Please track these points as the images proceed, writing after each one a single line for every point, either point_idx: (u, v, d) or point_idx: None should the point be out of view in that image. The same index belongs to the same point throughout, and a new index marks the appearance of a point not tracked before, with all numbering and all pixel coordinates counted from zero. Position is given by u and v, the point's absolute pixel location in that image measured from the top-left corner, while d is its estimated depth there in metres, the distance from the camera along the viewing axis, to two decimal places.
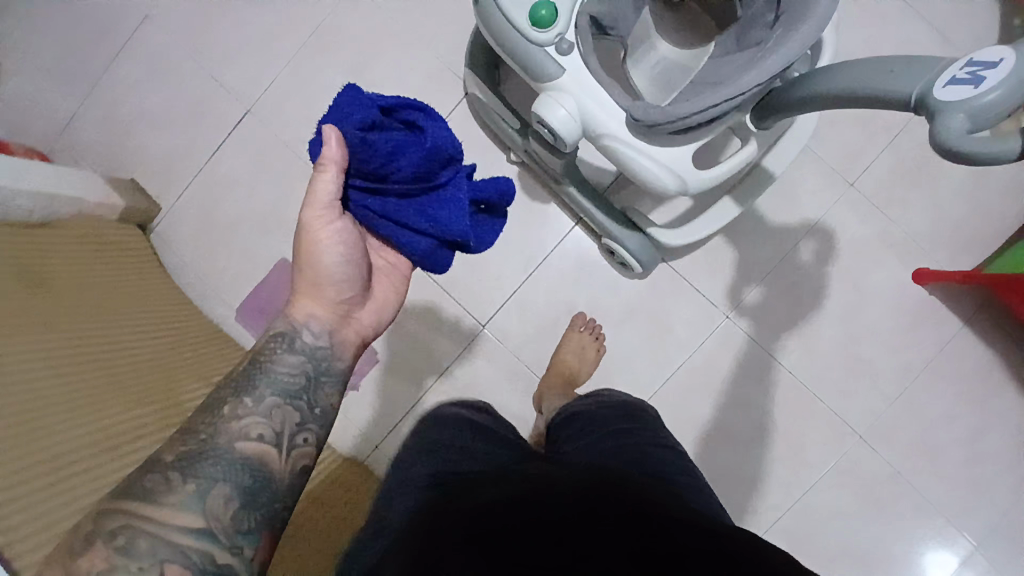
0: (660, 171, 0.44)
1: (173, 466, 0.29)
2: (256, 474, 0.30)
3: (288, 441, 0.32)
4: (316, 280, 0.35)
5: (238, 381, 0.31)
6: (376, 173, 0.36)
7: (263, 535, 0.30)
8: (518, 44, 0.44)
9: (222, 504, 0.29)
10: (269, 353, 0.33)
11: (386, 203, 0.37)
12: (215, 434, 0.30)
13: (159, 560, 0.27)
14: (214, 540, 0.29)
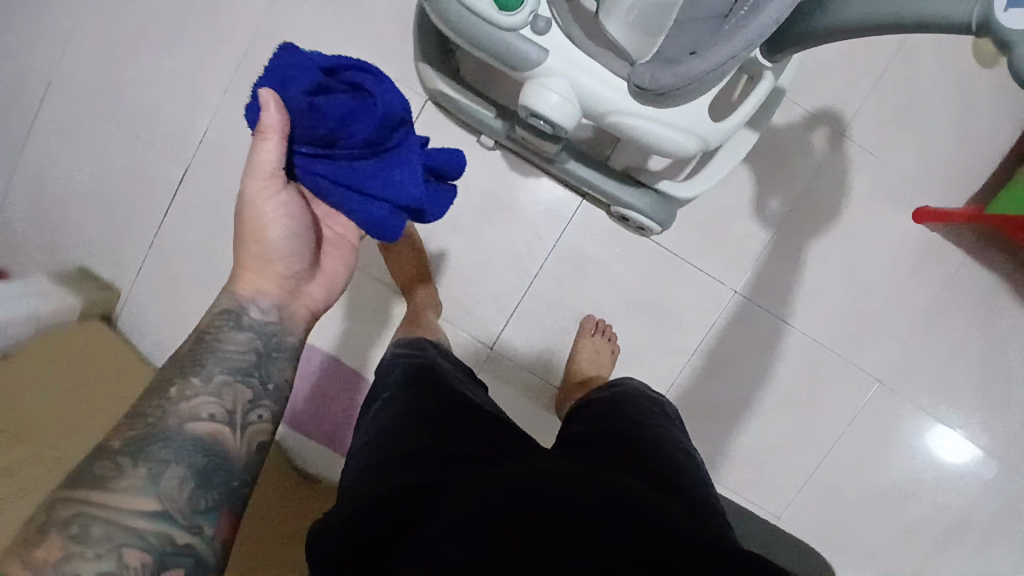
0: (671, 131, 0.44)
1: (123, 450, 0.29)
2: (210, 453, 0.30)
3: (241, 419, 0.32)
4: (263, 255, 0.35)
5: (187, 364, 0.32)
6: (324, 138, 0.33)
7: (222, 513, 0.30)
8: (487, 31, 0.42)
9: (177, 486, 0.29)
10: (219, 332, 0.33)
11: (337, 168, 0.33)
12: (163, 418, 0.30)
13: (116, 545, 0.27)
14: (171, 520, 0.29)
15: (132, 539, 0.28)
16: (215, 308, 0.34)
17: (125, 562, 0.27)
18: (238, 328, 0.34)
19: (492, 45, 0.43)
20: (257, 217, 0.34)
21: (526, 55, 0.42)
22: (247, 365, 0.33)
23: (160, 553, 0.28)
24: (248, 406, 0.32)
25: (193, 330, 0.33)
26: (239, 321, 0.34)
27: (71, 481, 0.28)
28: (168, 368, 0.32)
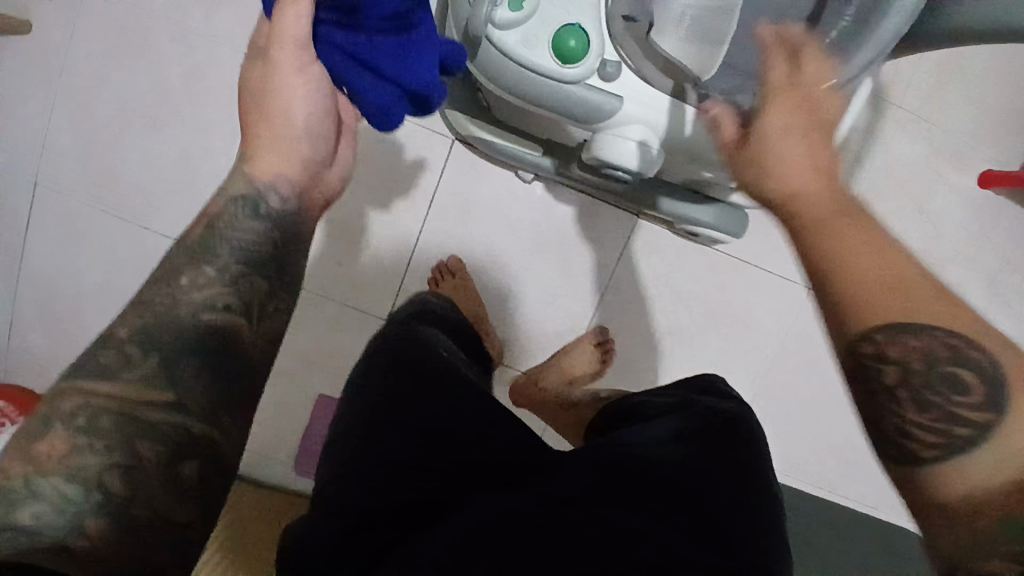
0: None
1: (131, 342, 0.28)
2: (223, 343, 0.29)
3: (256, 310, 0.30)
4: (281, 139, 0.34)
5: (198, 253, 0.30)
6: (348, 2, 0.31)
7: (241, 403, 0.29)
8: (558, 89, 0.43)
9: (192, 376, 0.28)
10: (232, 219, 0.31)
11: (354, 39, 0.31)
12: (175, 308, 0.29)
13: (127, 437, 0.26)
14: (185, 411, 0.27)
15: (141, 429, 0.27)
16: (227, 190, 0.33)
17: (138, 455, 0.27)
18: (250, 216, 0.32)
19: (563, 103, 0.44)
20: (278, 89, 0.33)
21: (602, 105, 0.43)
22: (264, 255, 0.31)
23: (175, 442, 0.27)
24: (264, 297, 0.31)
25: (200, 216, 0.32)
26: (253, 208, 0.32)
27: (78, 370, 0.27)
28: (179, 256, 0.30)
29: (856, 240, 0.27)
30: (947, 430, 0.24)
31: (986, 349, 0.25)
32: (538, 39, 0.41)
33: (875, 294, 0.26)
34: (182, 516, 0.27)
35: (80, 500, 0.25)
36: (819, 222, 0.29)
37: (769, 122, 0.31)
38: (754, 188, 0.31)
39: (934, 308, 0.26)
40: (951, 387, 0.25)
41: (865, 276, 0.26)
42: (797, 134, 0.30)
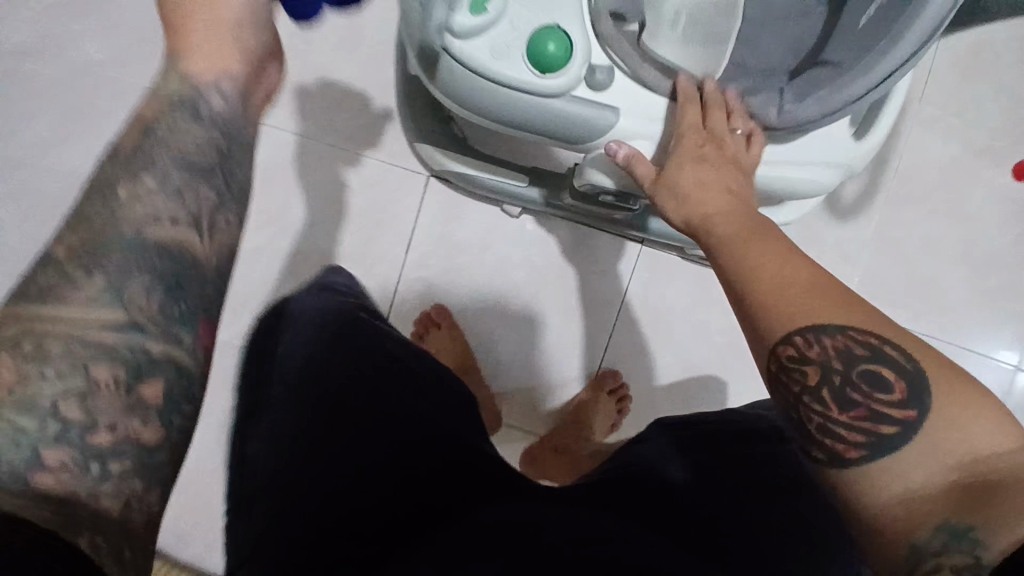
0: (809, 173, 0.52)
1: (71, 262, 0.26)
2: (174, 258, 0.27)
3: (206, 223, 0.28)
4: (214, 30, 0.33)
5: (135, 160, 0.28)
6: None
7: (199, 323, 0.28)
8: (537, 102, 0.47)
9: (143, 295, 0.27)
10: (169, 121, 0.29)
11: None
12: (119, 223, 0.27)
13: (81, 364, 0.25)
14: (141, 333, 0.26)
15: (95, 354, 0.25)
16: (159, 91, 0.30)
17: (94, 378, 0.26)
18: (189, 119, 0.30)
19: (547, 117, 0.48)
20: None
21: (587, 116, 0.48)
22: (208, 161, 0.29)
23: (134, 367, 0.26)
24: (213, 208, 0.29)
25: (132, 120, 0.29)
26: (193, 110, 0.30)
27: (16, 296, 0.25)
28: (116, 165, 0.28)
29: (772, 257, 0.36)
30: (868, 423, 0.31)
31: (903, 352, 0.32)
32: (510, 52, 0.45)
33: (789, 302, 0.34)
34: (149, 438, 0.27)
35: (36, 432, 0.25)
36: (735, 241, 0.39)
37: (680, 158, 0.46)
38: (682, 223, 0.45)
39: (830, 312, 0.33)
40: (869, 382, 0.31)
41: (768, 277, 0.35)
42: (705, 169, 0.45)
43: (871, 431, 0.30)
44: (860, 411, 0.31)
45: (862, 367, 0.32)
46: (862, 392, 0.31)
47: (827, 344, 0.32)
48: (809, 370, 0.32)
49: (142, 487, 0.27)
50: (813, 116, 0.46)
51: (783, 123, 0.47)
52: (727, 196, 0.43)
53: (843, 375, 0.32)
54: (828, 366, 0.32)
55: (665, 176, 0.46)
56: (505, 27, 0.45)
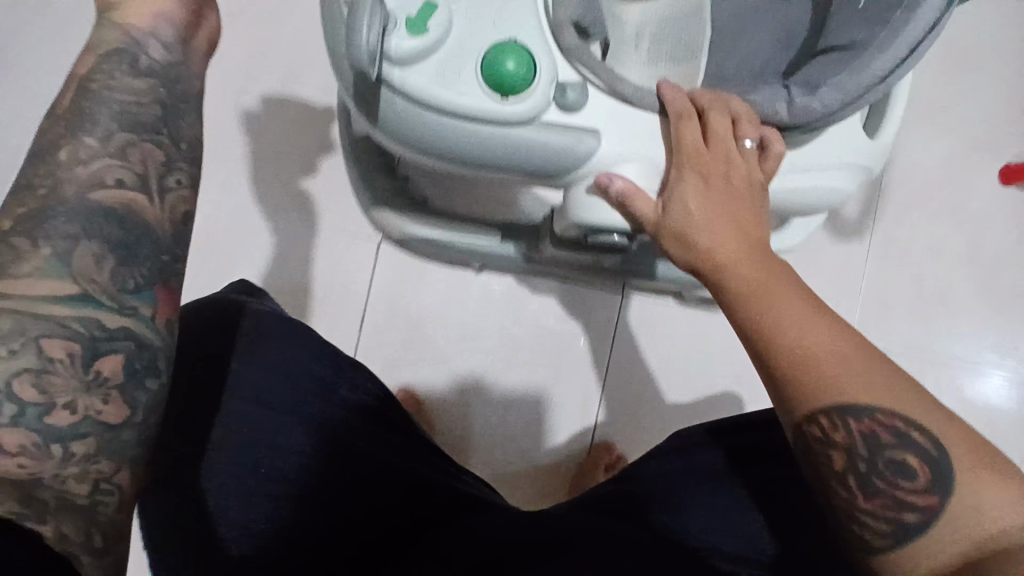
0: (822, 182, 0.45)
1: (16, 233, 0.25)
2: (125, 223, 0.26)
3: (156, 183, 0.27)
4: None
5: (74, 120, 0.27)
6: None
7: (156, 291, 0.26)
8: (500, 133, 0.41)
9: (94, 263, 0.25)
10: (110, 76, 0.28)
11: None
12: (61, 188, 0.25)
13: (31, 339, 0.24)
14: (95, 303, 0.25)
15: (47, 328, 0.24)
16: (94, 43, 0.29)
17: (47, 354, 0.24)
18: (125, 68, 0.28)
19: (515, 153, 0.42)
20: None
21: (562, 148, 0.41)
22: (151, 114, 0.28)
23: (90, 339, 0.25)
24: (162, 167, 0.27)
25: (70, 78, 0.28)
26: (131, 60, 0.28)
27: None
28: (53, 129, 0.26)
29: (784, 320, 0.31)
30: (893, 512, 0.29)
31: (927, 434, 0.28)
32: (460, 77, 0.39)
33: (824, 375, 0.30)
34: (114, 414, 0.25)
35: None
36: (746, 297, 0.34)
37: (683, 185, 0.39)
38: (686, 264, 0.38)
39: (874, 395, 0.29)
40: (897, 468, 0.29)
41: (821, 354, 0.30)
42: (713, 199, 0.38)
43: (894, 521, 0.28)
44: (884, 499, 0.29)
45: (891, 451, 0.29)
46: (890, 481, 0.29)
47: (851, 426, 0.29)
48: (833, 454, 0.30)
49: (110, 467, 0.25)
50: (846, 97, 0.40)
51: (796, 119, 0.41)
52: (744, 238, 0.37)
53: (869, 461, 0.29)
54: (852, 450, 0.29)
55: (666, 212, 0.39)
56: (450, 52, 0.40)
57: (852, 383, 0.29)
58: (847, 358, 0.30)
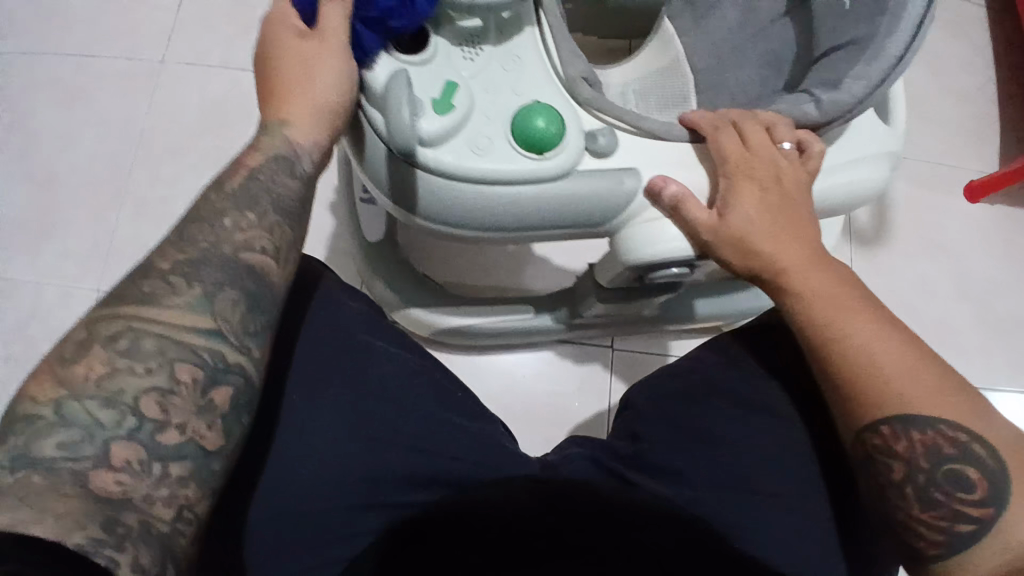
0: (854, 172, 0.57)
1: (173, 272, 0.32)
2: (255, 279, 0.34)
3: (282, 257, 0.36)
4: (301, 100, 0.42)
5: (245, 197, 0.36)
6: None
7: (268, 337, 0.34)
8: (546, 185, 0.52)
9: (231, 307, 0.33)
10: (269, 173, 0.38)
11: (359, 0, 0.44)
12: (218, 244, 0.34)
13: (168, 360, 0.30)
14: (223, 338, 0.32)
15: (181, 353, 0.31)
16: (261, 146, 0.40)
17: (178, 375, 0.31)
18: (284, 173, 0.39)
19: (562, 201, 0.53)
20: (316, 74, 0.42)
21: (605, 187, 0.52)
22: (292, 205, 0.38)
23: (212, 368, 0.32)
24: (289, 244, 0.37)
25: (239, 166, 0.38)
26: (289, 167, 0.40)
27: (121, 300, 0.31)
28: (220, 201, 0.36)
29: (867, 337, 0.45)
30: (948, 518, 0.41)
31: (986, 448, 0.41)
32: (491, 144, 0.51)
33: (895, 390, 0.43)
34: (210, 443, 0.31)
35: (112, 425, 0.29)
36: (814, 305, 0.47)
37: (745, 196, 0.51)
38: (747, 269, 0.51)
39: (943, 407, 0.42)
40: (955, 483, 0.41)
41: (890, 363, 0.44)
42: (771, 216, 0.51)
43: (948, 529, 0.41)
44: (942, 508, 0.41)
45: (950, 466, 0.41)
46: (946, 493, 0.41)
47: (915, 439, 0.42)
48: (894, 463, 0.43)
49: (190, 495, 0.30)
50: (871, 81, 0.51)
51: (825, 117, 0.53)
52: (805, 261, 0.50)
53: (927, 473, 0.42)
54: (912, 459, 0.42)
55: (730, 224, 0.50)
56: (473, 125, 0.51)
57: (910, 368, 0.43)
58: (909, 353, 0.44)
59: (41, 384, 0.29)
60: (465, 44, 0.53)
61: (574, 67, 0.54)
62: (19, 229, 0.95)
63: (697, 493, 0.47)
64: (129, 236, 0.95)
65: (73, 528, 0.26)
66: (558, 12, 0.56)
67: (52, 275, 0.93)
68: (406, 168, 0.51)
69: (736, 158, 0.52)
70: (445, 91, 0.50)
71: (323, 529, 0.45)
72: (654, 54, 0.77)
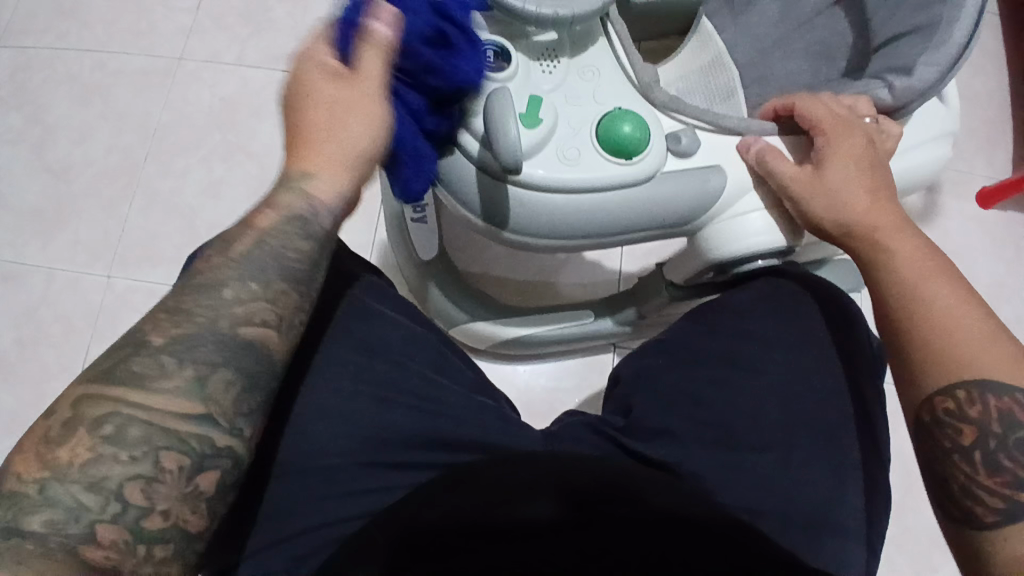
0: (920, 154, 0.65)
1: (166, 351, 0.37)
2: (251, 357, 0.38)
3: (285, 330, 0.40)
4: (339, 154, 0.43)
5: (252, 269, 0.40)
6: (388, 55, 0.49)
7: (258, 417, 0.39)
8: (627, 191, 0.60)
9: (222, 390, 0.37)
10: (281, 237, 0.41)
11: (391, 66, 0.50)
12: (217, 321, 0.38)
13: (154, 448, 0.35)
14: (214, 423, 0.37)
15: (166, 440, 0.35)
16: (278, 204, 0.42)
17: (164, 464, 0.35)
18: (299, 234, 0.41)
19: (642, 202, 0.60)
20: (355, 129, 0.43)
21: (690, 187, 0.60)
22: (302, 271, 0.41)
23: (199, 454, 0.36)
24: (292, 317, 0.41)
25: (252, 227, 0.41)
26: (305, 227, 0.42)
27: (111, 378, 0.35)
28: (220, 269, 0.39)
29: (953, 300, 0.50)
30: (1011, 484, 0.44)
31: None
32: (576, 151, 0.58)
33: (980, 357, 0.47)
34: (193, 525, 0.36)
35: (96, 509, 0.33)
36: (900, 263, 0.53)
37: (839, 158, 0.57)
38: (835, 218, 0.56)
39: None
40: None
41: (973, 330, 0.48)
42: (863, 179, 0.57)
43: (1010, 496, 0.43)
44: (1007, 474, 0.44)
45: (1021, 435, 0.44)
46: (1015, 461, 0.44)
47: (990, 403, 0.45)
48: (965, 427, 0.46)
49: (173, 570, 0.36)
50: (942, 67, 0.58)
51: (898, 100, 0.60)
52: (891, 224, 0.55)
53: (998, 440, 0.45)
54: (984, 423, 0.45)
55: (822, 177, 0.57)
56: (563, 135, 0.59)
57: (986, 333, 0.48)
58: (985, 319, 0.49)
59: (27, 464, 0.33)
60: (544, 57, 0.62)
61: (646, 74, 0.62)
62: (34, 219, 1.09)
63: (687, 451, 0.54)
64: (138, 226, 1.08)
65: None
66: (623, 24, 0.64)
67: (63, 261, 1.07)
68: (497, 184, 0.59)
69: (829, 122, 0.58)
70: (530, 107, 0.58)
71: (337, 484, 0.51)
72: (697, 47, 0.82)
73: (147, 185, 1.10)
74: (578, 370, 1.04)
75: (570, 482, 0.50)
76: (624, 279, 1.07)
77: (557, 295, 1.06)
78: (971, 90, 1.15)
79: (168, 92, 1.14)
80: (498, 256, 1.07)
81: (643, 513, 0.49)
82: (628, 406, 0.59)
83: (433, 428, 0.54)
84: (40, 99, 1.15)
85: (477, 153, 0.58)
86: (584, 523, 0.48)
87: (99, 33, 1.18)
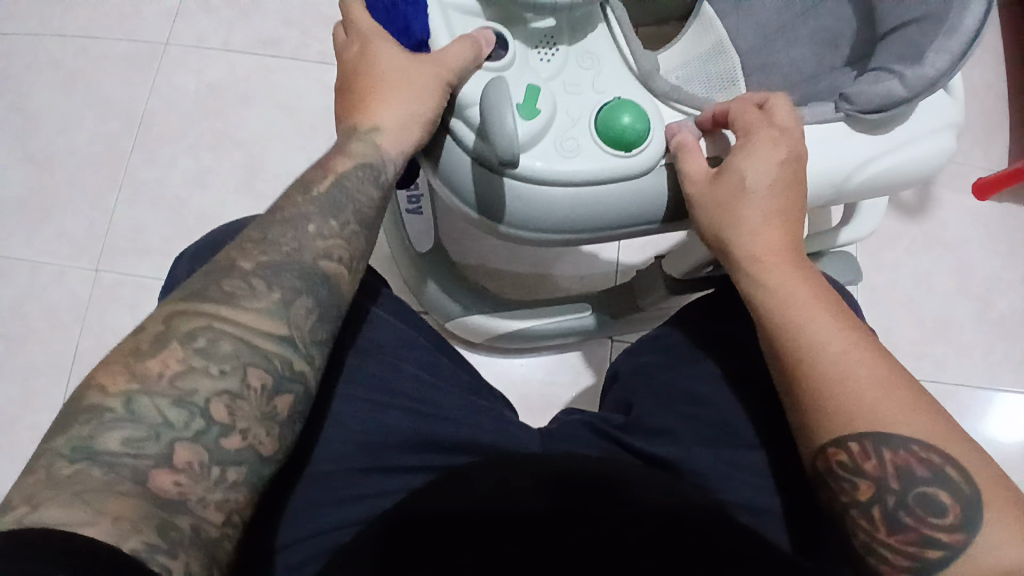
0: (921, 148, 0.63)
1: (254, 275, 0.40)
2: (327, 286, 0.42)
3: (354, 267, 0.45)
4: (400, 128, 0.50)
5: (332, 206, 0.45)
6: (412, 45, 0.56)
7: (328, 347, 0.42)
8: (634, 181, 0.57)
9: (303, 315, 0.40)
10: (355, 182, 0.47)
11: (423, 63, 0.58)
12: (301, 251, 0.42)
13: (242, 363, 0.38)
14: (293, 347, 0.40)
15: (254, 357, 0.38)
16: (354, 153, 0.49)
17: (249, 380, 0.38)
18: (369, 182, 0.48)
19: (648, 195, 0.58)
20: (412, 96, 0.50)
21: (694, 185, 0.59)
22: (370, 216, 0.48)
23: (279, 374, 0.39)
24: (363, 253, 0.46)
25: (330, 171, 0.48)
26: (373, 176, 0.49)
27: (201, 295, 0.39)
28: (304, 207, 0.44)
29: (843, 346, 0.46)
30: (915, 543, 0.43)
31: (968, 479, 0.42)
32: (575, 142, 0.56)
33: (872, 411, 0.44)
34: (265, 449, 0.38)
35: (180, 426, 0.35)
36: (792, 299, 0.49)
37: (740, 168, 0.52)
38: (723, 231, 0.53)
39: (923, 436, 0.43)
40: (926, 507, 0.43)
41: (866, 383, 0.45)
42: (768, 196, 0.52)
43: (915, 554, 0.43)
44: (911, 532, 0.43)
45: (923, 489, 0.43)
46: (917, 517, 0.43)
47: (886, 458, 0.44)
48: (863, 482, 0.44)
49: (240, 506, 0.37)
50: (953, 55, 0.57)
51: (911, 89, 0.58)
52: (784, 247, 0.51)
53: (898, 496, 0.44)
54: (881, 479, 0.44)
55: (719, 188, 0.53)
56: (560, 126, 0.56)
57: (888, 389, 0.45)
58: (882, 372, 0.45)
59: (112, 378, 0.35)
60: (542, 46, 0.59)
61: (646, 61, 0.60)
62: (18, 208, 1.06)
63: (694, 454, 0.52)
64: (124, 216, 1.06)
65: (130, 532, 0.31)
66: (622, 8, 0.62)
67: (46, 251, 1.04)
68: (495, 178, 0.57)
69: (748, 129, 0.53)
70: (528, 96, 0.55)
71: (329, 488, 0.50)
72: (694, 38, 0.77)
73: (133, 173, 1.08)
74: (572, 364, 1.02)
75: (559, 479, 0.49)
76: (620, 273, 1.05)
77: (553, 287, 1.05)
78: (968, 83, 1.14)
79: (154, 78, 1.12)
80: (491, 250, 1.05)
81: (655, 508, 0.47)
82: (628, 403, 0.57)
83: (431, 430, 0.52)
84: (21, 85, 1.12)
85: (473, 146, 0.56)
86: (568, 512, 0.48)
87: (81, 15, 1.15)
